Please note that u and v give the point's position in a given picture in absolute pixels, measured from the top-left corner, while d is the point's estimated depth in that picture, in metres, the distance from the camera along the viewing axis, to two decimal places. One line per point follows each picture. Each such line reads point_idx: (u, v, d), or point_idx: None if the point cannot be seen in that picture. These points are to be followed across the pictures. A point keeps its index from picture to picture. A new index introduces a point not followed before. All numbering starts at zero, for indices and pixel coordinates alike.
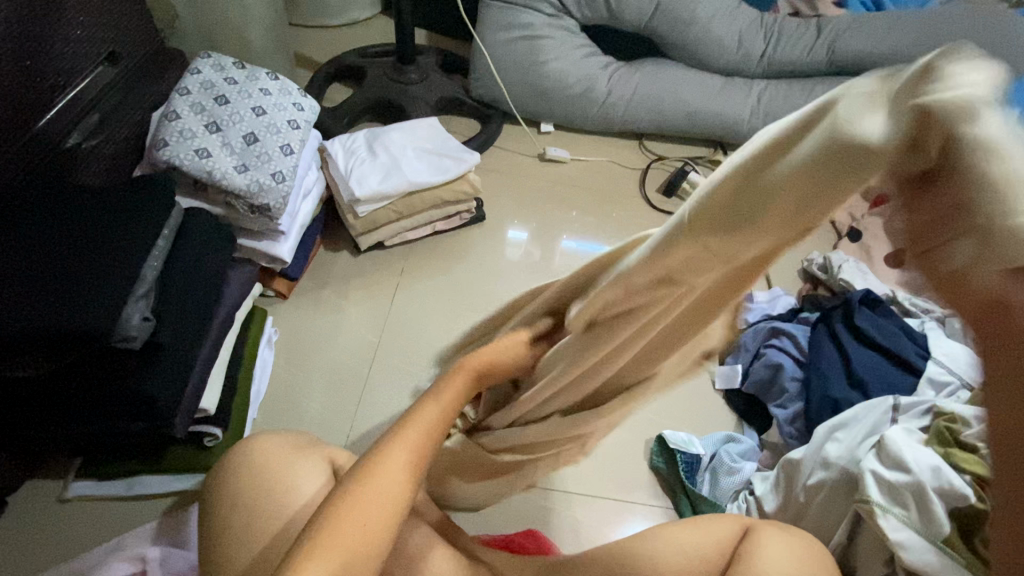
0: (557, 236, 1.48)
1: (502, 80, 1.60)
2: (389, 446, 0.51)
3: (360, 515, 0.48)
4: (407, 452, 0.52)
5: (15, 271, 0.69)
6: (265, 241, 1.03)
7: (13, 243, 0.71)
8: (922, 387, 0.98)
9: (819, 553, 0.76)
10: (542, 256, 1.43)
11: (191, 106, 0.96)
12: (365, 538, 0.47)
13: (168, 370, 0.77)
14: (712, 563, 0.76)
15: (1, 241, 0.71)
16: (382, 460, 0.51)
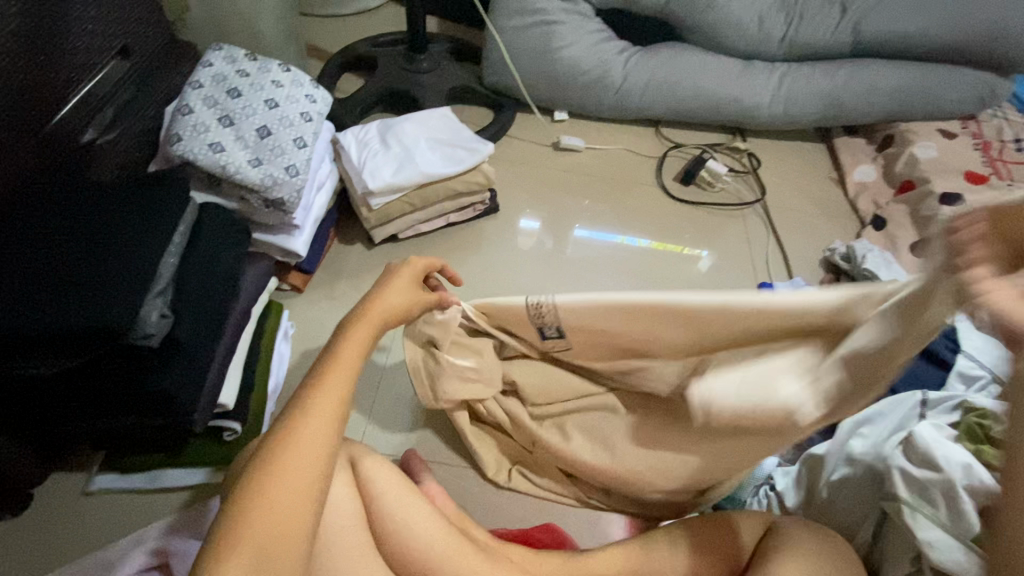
0: (570, 227, 1.46)
1: (515, 68, 1.57)
2: (299, 423, 0.54)
3: (280, 494, 0.50)
4: (316, 426, 0.54)
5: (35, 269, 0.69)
6: (279, 235, 1.03)
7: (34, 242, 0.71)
8: (951, 381, 0.95)
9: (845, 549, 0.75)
10: (559, 246, 1.42)
11: (204, 99, 0.95)
12: (287, 517, 0.50)
13: (188, 366, 0.77)
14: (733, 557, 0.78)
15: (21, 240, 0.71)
16: (296, 438, 0.54)
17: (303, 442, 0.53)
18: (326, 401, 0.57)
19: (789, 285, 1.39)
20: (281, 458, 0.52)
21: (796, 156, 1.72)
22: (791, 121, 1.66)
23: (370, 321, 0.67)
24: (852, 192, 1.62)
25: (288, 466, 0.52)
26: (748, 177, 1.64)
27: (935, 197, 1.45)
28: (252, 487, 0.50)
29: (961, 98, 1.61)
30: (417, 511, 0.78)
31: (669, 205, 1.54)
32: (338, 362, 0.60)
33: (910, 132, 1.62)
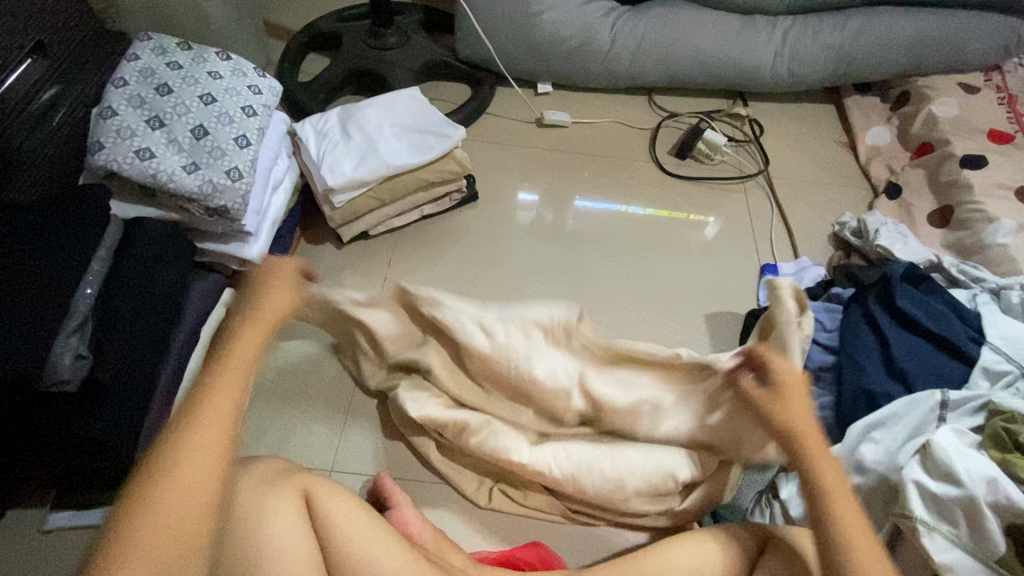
0: (560, 207, 1.36)
1: (490, 38, 1.43)
2: (181, 451, 0.55)
3: (163, 520, 0.52)
4: (202, 450, 0.55)
5: None
6: (232, 244, 0.95)
7: None
8: (974, 378, 0.86)
9: None
10: (554, 221, 1.33)
11: (128, 99, 0.85)
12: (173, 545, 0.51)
13: (121, 405, 0.71)
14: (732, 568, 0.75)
15: None
16: (177, 466, 0.54)
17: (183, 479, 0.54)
18: (206, 416, 0.57)
19: (793, 265, 1.28)
20: (139, 536, 0.51)
21: (803, 120, 1.58)
22: (796, 82, 1.52)
23: (251, 324, 0.64)
24: (864, 157, 1.50)
25: (172, 500, 0.53)
26: (750, 146, 1.51)
27: (956, 160, 1.32)
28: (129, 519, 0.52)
29: (983, 47, 1.46)
30: (381, 546, 0.71)
31: (665, 181, 1.42)
32: (218, 377, 0.60)
33: (928, 88, 1.47)
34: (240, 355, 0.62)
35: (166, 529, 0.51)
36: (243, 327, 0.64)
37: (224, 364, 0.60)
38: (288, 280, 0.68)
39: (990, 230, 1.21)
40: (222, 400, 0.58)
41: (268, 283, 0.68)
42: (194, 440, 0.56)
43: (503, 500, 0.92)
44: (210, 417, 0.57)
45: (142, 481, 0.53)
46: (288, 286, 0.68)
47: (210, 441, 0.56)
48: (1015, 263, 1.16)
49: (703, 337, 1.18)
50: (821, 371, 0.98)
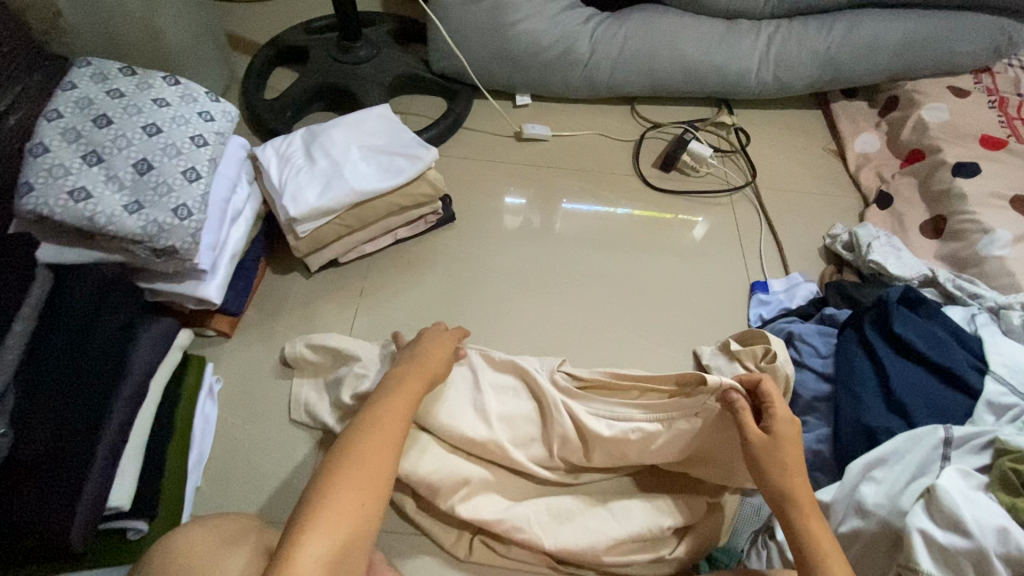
0: (549, 208, 1.32)
1: (463, 51, 1.37)
2: (375, 445, 0.68)
3: (353, 501, 0.63)
4: (388, 449, 0.69)
5: None
6: (187, 283, 0.89)
7: None
8: (978, 411, 0.81)
9: None
10: (542, 222, 1.30)
11: (62, 133, 0.79)
12: (359, 524, 0.62)
13: (50, 479, 0.64)
14: None
15: None
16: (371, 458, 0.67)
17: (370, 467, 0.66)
18: (393, 424, 0.72)
19: (784, 282, 1.23)
20: (346, 485, 0.63)
21: (790, 127, 1.53)
22: (783, 89, 1.47)
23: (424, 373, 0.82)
24: (853, 165, 1.45)
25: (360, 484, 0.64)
26: (737, 156, 1.46)
27: (948, 168, 1.28)
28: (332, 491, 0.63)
29: (972, 50, 1.42)
30: None
31: (650, 195, 1.37)
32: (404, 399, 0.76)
33: (916, 93, 1.43)
34: (415, 382, 0.79)
35: (354, 510, 0.62)
36: (418, 365, 0.83)
37: (402, 387, 0.78)
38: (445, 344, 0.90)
39: (986, 241, 1.17)
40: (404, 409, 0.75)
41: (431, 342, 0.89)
42: (384, 440, 0.69)
43: (483, 551, 0.86)
44: (394, 420, 0.72)
45: (344, 463, 0.65)
46: (444, 348, 0.89)
47: (392, 438, 0.70)
48: (1012, 277, 1.12)
49: (693, 361, 1.13)
50: (816, 401, 0.93)
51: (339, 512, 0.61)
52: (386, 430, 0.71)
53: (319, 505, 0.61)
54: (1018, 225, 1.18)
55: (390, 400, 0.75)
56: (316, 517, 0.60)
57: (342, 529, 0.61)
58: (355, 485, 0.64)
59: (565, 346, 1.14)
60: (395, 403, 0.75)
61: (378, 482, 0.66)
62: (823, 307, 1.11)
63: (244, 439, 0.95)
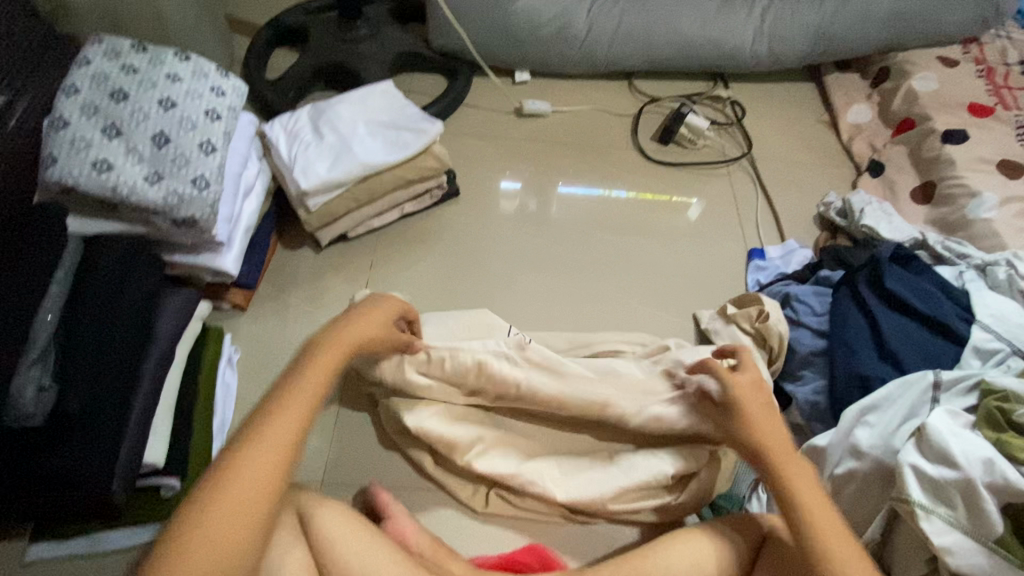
0: (543, 197, 1.33)
1: (463, 27, 1.38)
2: (261, 442, 0.61)
3: (231, 503, 0.58)
4: (280, 441, 0.62)
5: None
6: (205, 255, 0.92)
7: None
8: (966, 357, 0.86)
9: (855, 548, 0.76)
10: (537, 210, 1.31)
11: (82, 107, 0.81)
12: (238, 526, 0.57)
13: (92, 436, 0.68)
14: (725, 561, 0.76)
15: None
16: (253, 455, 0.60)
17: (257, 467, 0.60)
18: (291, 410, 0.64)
19: (780, 248, 1.27)
20: (227, 489, 0.58)
21: (785, 100, 1.56)
22: (777, 61, 1.50)
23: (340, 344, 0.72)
24: (845, 136, 1.48)
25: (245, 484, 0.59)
26: (732, 129, 1.49)
27: (937, 135, 1.32)
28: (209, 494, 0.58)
29: (961, 20, 1.46)
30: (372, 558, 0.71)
31: (648, 168, 1.40)
32: (305, 381, 0.67)
33: (907, 63, 1.47)
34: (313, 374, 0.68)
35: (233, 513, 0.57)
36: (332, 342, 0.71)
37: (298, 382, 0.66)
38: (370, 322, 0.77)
39: (974, 205, 1.21)
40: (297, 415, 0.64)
41: (349, 318, 0.76)
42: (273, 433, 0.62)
43: (499, 505, 0.90)
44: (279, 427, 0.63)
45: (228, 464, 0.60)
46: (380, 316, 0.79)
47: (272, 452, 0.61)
48: (999, 237, 1.16)
49: (693, 325, 1.17)
50: (813, 355, 0.97)
51: (223, 518, 0.57)
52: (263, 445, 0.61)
53: (201, 509, 0.57)
54: (1005, 189, 1.23)
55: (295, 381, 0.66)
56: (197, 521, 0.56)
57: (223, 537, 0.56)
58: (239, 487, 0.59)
59: (571, 313, 1.18)
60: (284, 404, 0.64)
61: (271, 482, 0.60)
62: (818, 270, 1.15)
63: None
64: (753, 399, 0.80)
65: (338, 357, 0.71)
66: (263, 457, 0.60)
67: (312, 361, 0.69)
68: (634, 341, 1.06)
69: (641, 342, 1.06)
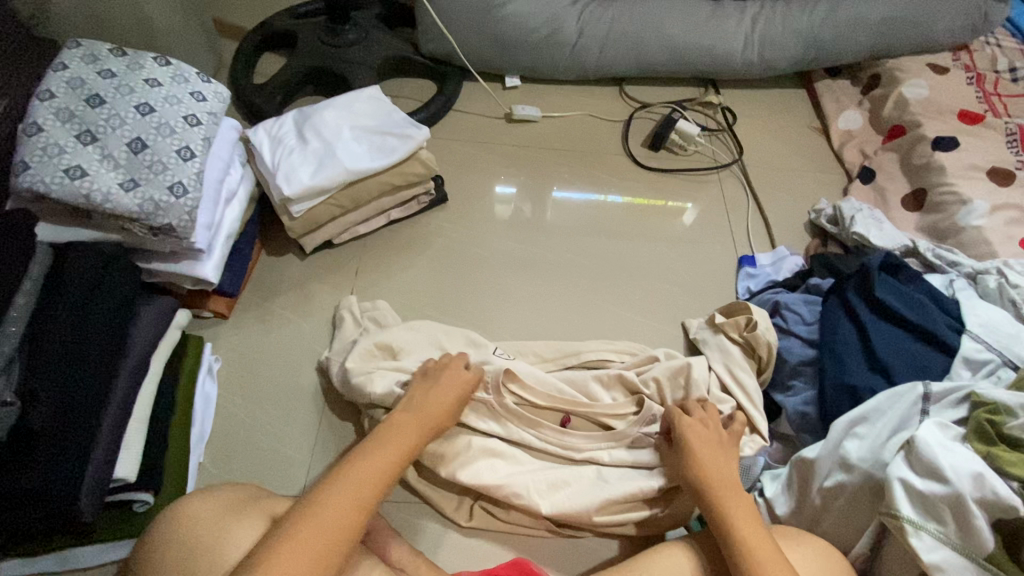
0: (540, 200, 1.32)
1: (452, 32, 1.37)
2: (335, 498, 0.64)
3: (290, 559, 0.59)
4: (350, 503, 0.65)
5: None
6: (183, 263, 0.90)
7: None
8: (956, 367, 0.85)
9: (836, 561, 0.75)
10: (532, 214, 1.30)
11: (56, 113, 0.79)
12: None
13: (58, 450, 0.65)
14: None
15: None
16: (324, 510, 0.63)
17: (325, 522, 0.62)
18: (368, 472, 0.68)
19: (771, 256, 1.26)
20: (291, 546, 0.60)
21: (776, 107, 1.56)
22: (768, 67, 1.49)
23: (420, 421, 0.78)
24: (836, 142, 1.48)
25: (306, 541, 0.60)
26: (723, 135, 1.48)
27: (928, 142, 1.32)
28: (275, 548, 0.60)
29: (951, 26, 1.46)
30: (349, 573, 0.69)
31: (639, 174, 1.39)
32: (387, 446, 0.73)
33: (898, 70, 1.46)
34: (393, 447, 0.73)
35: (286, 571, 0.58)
36: (411, 416, 0.78)
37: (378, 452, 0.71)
38: (451, 399, 0.83)
39: (964, 212, 1.21)
40: (375, 481, 0.68)
41: (435, 388, 0.83)
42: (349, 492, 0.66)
43: (484, 517, 0.89)
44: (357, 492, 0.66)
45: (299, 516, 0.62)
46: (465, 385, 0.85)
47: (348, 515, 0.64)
48: (989, 245, 1.16)
49: (682, 333, 1.16)
50: (802, 365, 0.96)
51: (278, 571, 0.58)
52: (341, 505, 0.64)
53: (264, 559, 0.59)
54: (995, 196, 1.22)
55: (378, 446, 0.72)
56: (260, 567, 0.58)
57: None
58: (301, 545, 0.60)
59: (560, 321, 1.16)
60: (367, 470, 0.68)
61: (333, 543, 0.62)
62: (809, 278, 1.14)
63: (244, 416, 0.97)
64: (702, 436, 0.82)
65: (418, 435, 0.76)
66: (332, 515, 0.63)
67: (395, 430, 0.75)
68: (622, 351, 1.05)
69: (629, 351, 1.04)
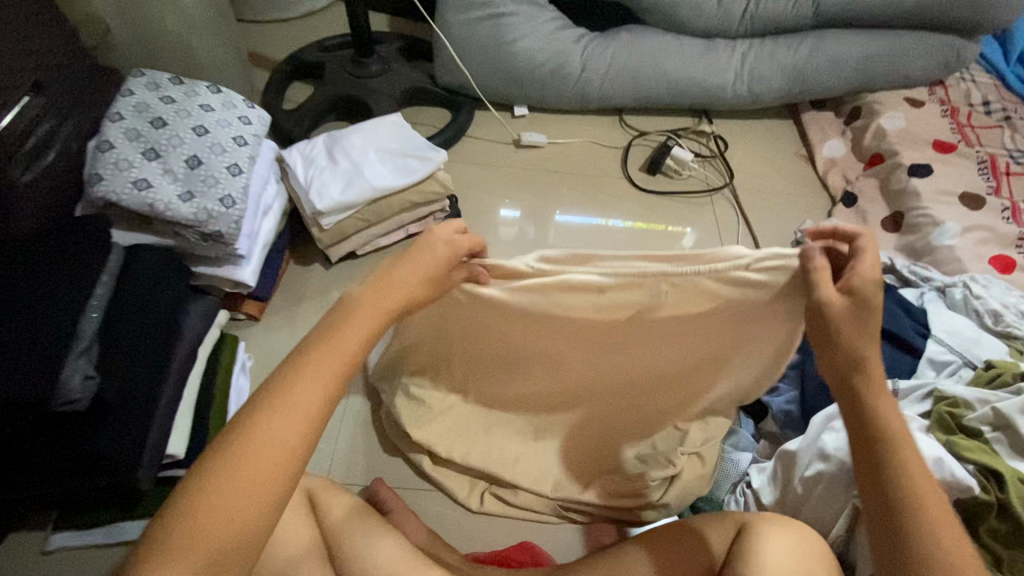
0: (543, 221, 1.43)
1: (467, 65, 1.51)
2: (267, 421, 0.51)
3: (226, 496, 0.49)
4: (286, 425, 0.52)
5: None
6: (225, 268, 1.00)
7: None
8: (922, 368, 0.95)
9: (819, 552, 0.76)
10: (537, 232, 1.41)
11: (125, 133, 0.90)
12: (234, 526, 0.48)
13: (124, 424, 0.74)
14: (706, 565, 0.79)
15: None
16: (255, 437, 0.51)
17: (258, 453, 0.50)
18: (308, 383, 0.54)
19: None
20: (222, 482, 0.49)
21: (765, 136, 1.68)
22: (756, 99, 1.62)
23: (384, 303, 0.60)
24: (821, 168, 1.59)
25: (243, 476, 0.49)
26: (715, 161, 1.60)
27: (904, 169, 1.43)
28: (206, 486, 0.49)
29: (925, 65, 1.59)
30: (374, 538, 0.77)
31: (636, 196, 1.50)
32: (328, 345, 0.56)
33: (877, 104, 1.59)
34: (334, 351, 0.56)
35: (223, 513, 0.48)
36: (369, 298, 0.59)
37: (312, 361, 0.55)
38: (417, 274, 0.62)
39: (937, 233, 1.31)
40: (313, 393, 0.53)
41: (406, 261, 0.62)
42: (281, 416, 0.52)
43: (494, 503, 0.97)
44: (295, 413, 0.52)
45: (227, 446, 0.51)
46: (441, 260, 0.64)
47: (285, 442, 0.51)
48: (960, 263, 1.26)
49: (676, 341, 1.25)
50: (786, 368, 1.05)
51: (215, 509, 0.48)
52: (274, 430, 0.51)
53: (195, 497, 0.48)
54: (966, 219, 1.33)
55: (336, 339, 0.57)
56: (196, 505, 0.48)
57: (215, 532, 0.48)
58: (236, 484, 0.49)
59: None
60: (301, 382, 0.54)
61: (276, 471, 0.50)
62: None
63: None
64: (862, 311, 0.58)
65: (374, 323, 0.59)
66: (262, 445, 0.50)
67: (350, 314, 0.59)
68: None
69: None
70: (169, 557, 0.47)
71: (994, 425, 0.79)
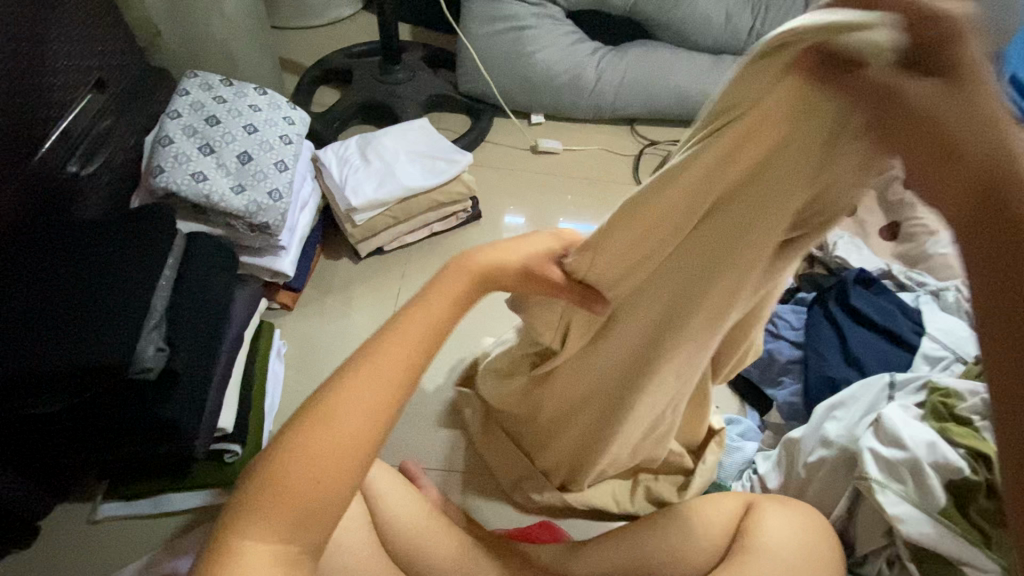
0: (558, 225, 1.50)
1: (489, 74, 1.59)
2: (354, 386, 0.48)
3: (309, 455, 0.46)
4: (371, 393, 0.49)
5: (43, 311, 0.74)
6: (266, 257, 1.06)
7: (37, 287, 0.76)
8: (918, 363, 1.04)
9: (820, 526, 0.82)
10: None
11: (183, 129, 0.97)
12: (313, 489, 0.45)
13: (185, 396, 0.81)
14: (718, 541, 0.82)
15: (26, 276, 0.77)
16: (341, 400, 0.48)
17: (345, 417, 0.47)
18: (395, 353, 0.51)
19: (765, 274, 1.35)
20: (310, 440, 0.46)
21: None
22: None
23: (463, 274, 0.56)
24: None
25: (327, 437, 0.47)
26: None
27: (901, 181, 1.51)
28: (292, 440, 0.47)
29: None
30: (411, 503, 0.82)
31: None
32: (420, 321, 0.54)
33: None
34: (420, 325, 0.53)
35: (305, 474, 0.45)
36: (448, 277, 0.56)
37: (386, 343, 0.51)
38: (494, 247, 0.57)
39: (932, 241, 1.39)
40: (401, 368, 0.51)
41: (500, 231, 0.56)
42: (368, 384, 0.49)
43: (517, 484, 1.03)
44: (380, 379, 0.49)
45: (312, 408, 0.48)
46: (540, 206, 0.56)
47: (377, 405, 0.49)
48: (953, 270, 1.33)
49: None
50: (791, 363, 1.12)
51: (297, 469, 0.45)
52: (360, 395, 0.48)
53: (280, 453, 0.46)
54: None
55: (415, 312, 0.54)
56: (280, 459, 0.46)
57: (299, 493, 0.45)
58: (319, 443, 0.46)
59: None
60: (389, 351, 0.51)
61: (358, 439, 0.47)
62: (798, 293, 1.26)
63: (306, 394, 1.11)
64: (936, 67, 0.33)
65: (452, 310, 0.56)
66: (348, 407, 0.48)
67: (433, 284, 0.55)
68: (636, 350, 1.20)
69: None
70: (255, 508, 0.45)
71: (983, 414, 0.86)
